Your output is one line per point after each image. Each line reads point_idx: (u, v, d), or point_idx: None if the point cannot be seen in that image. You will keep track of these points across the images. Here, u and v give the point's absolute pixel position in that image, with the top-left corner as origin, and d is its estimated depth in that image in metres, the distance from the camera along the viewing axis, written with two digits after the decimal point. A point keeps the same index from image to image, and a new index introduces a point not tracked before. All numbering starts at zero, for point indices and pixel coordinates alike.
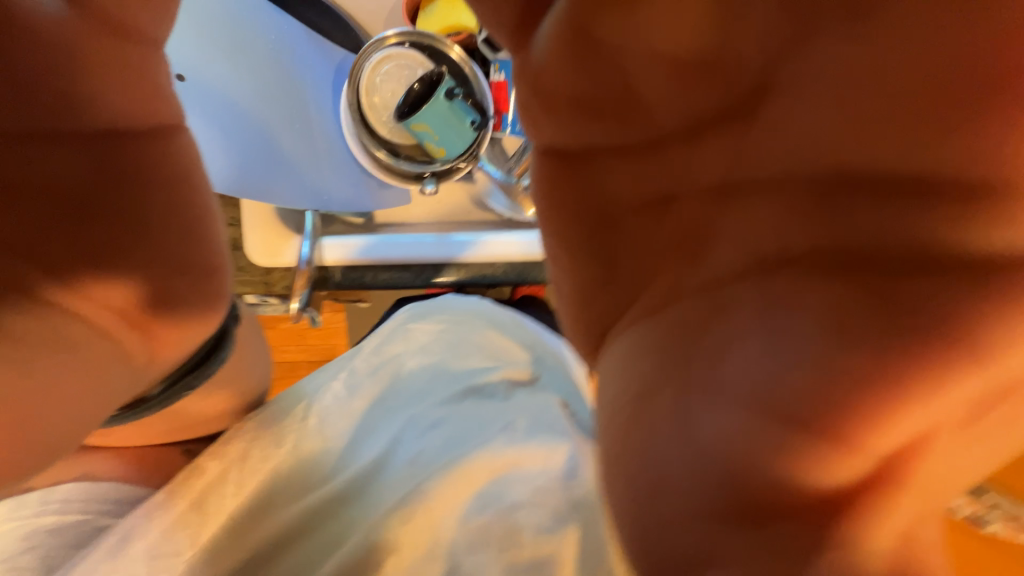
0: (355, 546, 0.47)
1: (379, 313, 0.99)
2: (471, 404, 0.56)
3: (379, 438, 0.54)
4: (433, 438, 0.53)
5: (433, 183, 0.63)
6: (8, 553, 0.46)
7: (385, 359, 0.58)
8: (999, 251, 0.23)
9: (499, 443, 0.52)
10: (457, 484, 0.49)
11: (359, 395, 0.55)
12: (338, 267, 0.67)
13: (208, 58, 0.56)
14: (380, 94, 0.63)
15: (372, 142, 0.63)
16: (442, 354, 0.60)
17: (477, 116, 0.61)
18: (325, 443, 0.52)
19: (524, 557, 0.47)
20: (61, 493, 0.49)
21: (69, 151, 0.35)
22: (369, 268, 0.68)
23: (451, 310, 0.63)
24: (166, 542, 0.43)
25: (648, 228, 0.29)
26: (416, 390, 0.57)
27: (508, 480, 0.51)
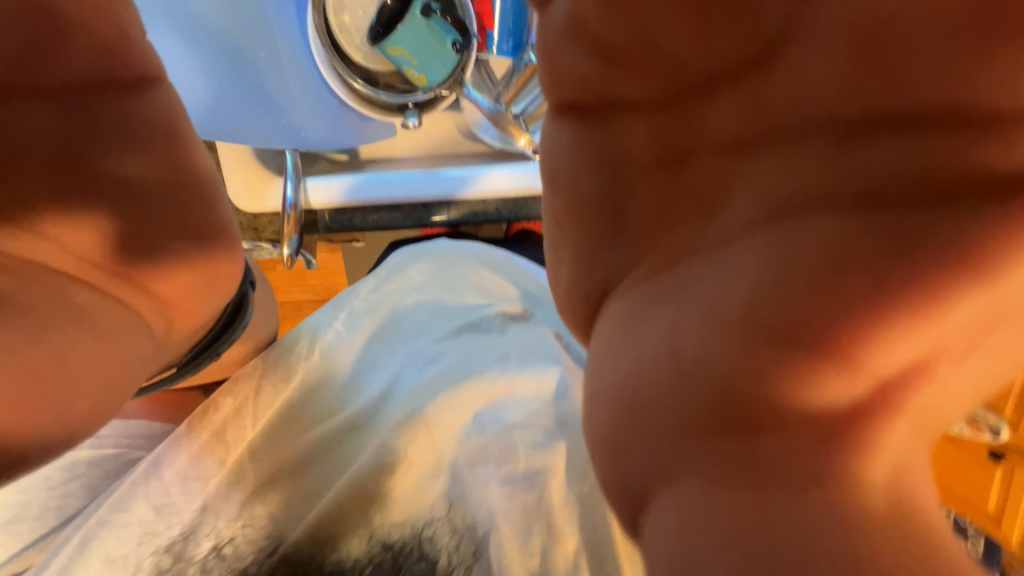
0: (365, 462, 0.50)
1: (375, 252, 1.00)
2: (468, 338, 0.58)
3: (384, 370, 0.57)
4: (433, 369, 0.56)
5: (415, 116, 0.60)
6: (52, 483, 0.53)
7: (383, 300, 0.60)
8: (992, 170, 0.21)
9: (495, 372, 0.56)
10: (458, 408, 0.53)
11: (362, 333, 0.58)
12: (326, 209, 0.65)
13: None
14: (350, 12, 0.57)
15: (348, 71, 0.59)
16: (438, 291, 0.61)
17: (458, 36, 0.55)
18: (332, 374, 0.55)
19: (519, 467, 0.52)
20: (93, 431, 0.55)
21: (42, 106, 0.38)
22: (358, 210, 0.66)
23: (438, 251, 0.62)
24: (198, 464, 0.49)
25: (654, 180, 0.32)
26: (416, 328, 0.60)
27: (503, 404, 0.55)
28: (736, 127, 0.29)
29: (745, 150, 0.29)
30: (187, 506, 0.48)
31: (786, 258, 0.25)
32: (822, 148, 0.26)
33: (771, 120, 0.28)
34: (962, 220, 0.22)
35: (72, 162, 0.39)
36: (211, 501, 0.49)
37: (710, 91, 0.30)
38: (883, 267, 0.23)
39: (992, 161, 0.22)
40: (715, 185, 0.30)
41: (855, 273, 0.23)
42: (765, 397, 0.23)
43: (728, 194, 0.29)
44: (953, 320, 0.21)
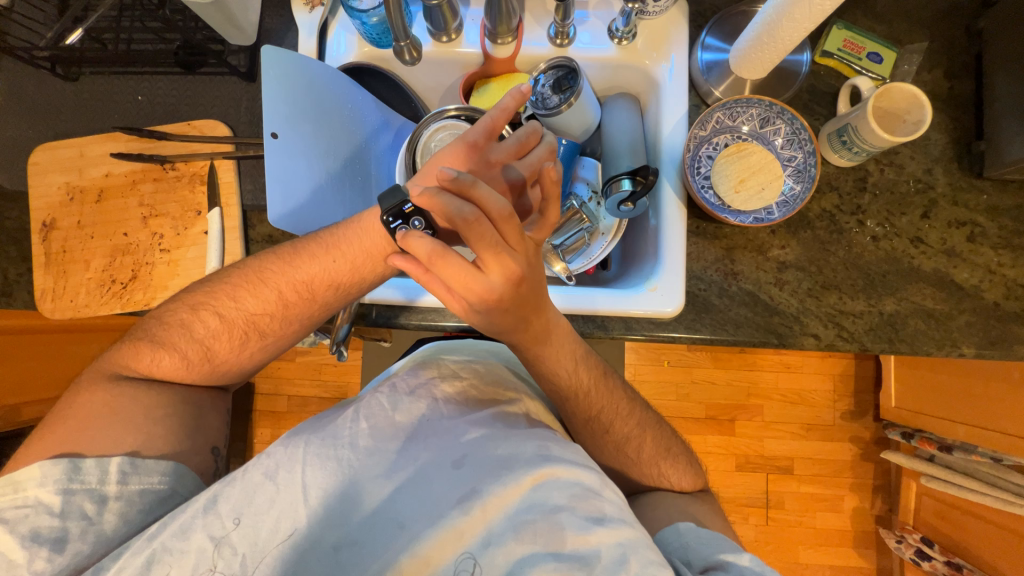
0: (421, 530, 0.48)
1: (399, 354, 1.03)
2: (507, 424, 0.56)
3: (418, 446, 0.53)
4: (473, 445, 0.53)
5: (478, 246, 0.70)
6: (87, 512, 0.50)
7: (425, 379, 0.59)
8: (484, 279, 0.51)
9: (531, 461, 0.51)
10: (499, 486, 0.50)
11: (402, 409, 0.56)
12: (375, 304, 0.73)
13: (286, 115, 0.65)
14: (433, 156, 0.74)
15: None
16: (476, 381, 0.61)
17: None
18: (369, 444, 0.52)
19: (566, 548, 0.47)
20: (117, 464, 0.52)
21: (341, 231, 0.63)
22: (402, 310, 0.73)
23: (472, 348, 0.68)
24: (250, 504, 0.49)
25: (500, 312, 0.54)
26: (454, 406, 0.57)
27: (547, 484, 0.50)
28: (521, 286, 0.53)
29: (530, 301, 0.54)
30: (239, 540, 0.48)
31: (510, 312, 0.54)
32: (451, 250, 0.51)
33: (458, 262, 0.51)
34: (475, 282, 0.51)
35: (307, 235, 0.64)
36: (261, 543, 0.48)
37: (476, 248, 0.51)
38: (524, 316, 0.55)
39: (472, 278, 0.51)
40: (525, 314, 0.55)
41: (534, 321, 0.56)
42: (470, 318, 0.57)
43: (525, 316, 0.55)
44: (447, 299, 0.55)
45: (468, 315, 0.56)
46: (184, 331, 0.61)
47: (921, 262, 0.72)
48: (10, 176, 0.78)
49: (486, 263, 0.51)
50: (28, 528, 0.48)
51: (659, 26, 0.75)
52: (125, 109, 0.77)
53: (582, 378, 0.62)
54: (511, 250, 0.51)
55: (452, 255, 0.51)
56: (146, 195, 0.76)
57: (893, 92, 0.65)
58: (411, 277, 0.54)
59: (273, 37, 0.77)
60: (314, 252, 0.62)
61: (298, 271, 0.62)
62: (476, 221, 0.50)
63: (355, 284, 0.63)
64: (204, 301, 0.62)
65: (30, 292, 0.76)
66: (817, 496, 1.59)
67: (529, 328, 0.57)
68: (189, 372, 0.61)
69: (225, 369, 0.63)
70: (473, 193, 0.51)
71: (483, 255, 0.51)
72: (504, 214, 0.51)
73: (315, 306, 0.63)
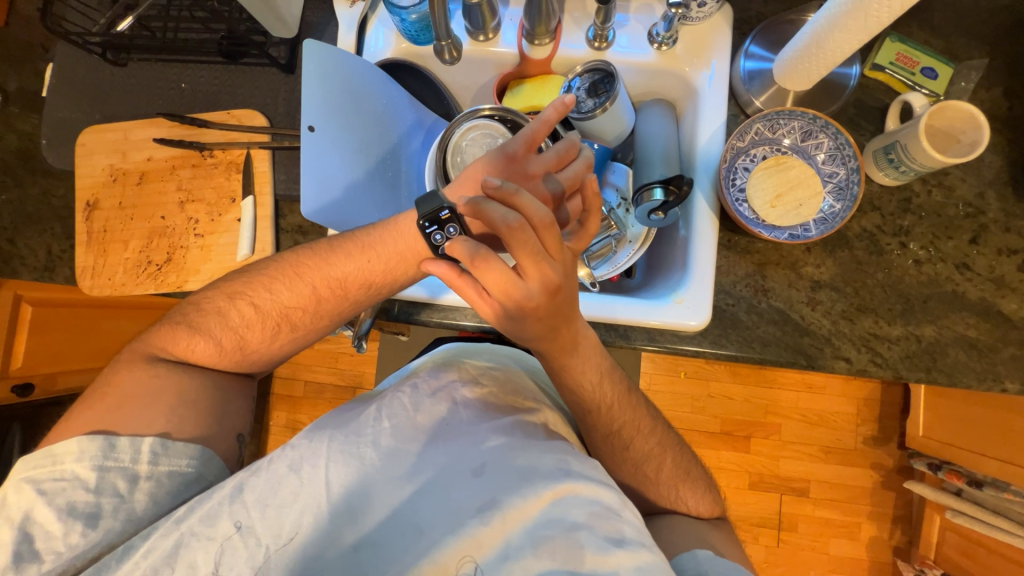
0: (439, 536, 0.48)
1: (416, 349, 1.04)
2: (526, 434, 0.56)
3: (438, 450, 0.53)
4: (492, 453, 0.53)
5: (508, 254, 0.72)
6: (118, 490, 0.52)
7: (447, 382, 0.59)
8: (522, 286, 0.51)
9: (552, 475, 0.51)
10: (519, 498, 0.49)
11: (424, 412, 0.56)
12: (398, 300, 0.73)
13: (323, 109, 0.65)
14: (463, 155, 0.74)
15: None
16: (497, 389, 0.60)
17: None
18: (391, 444, 0.53)
19: (583, 568, 0.47)
20: (148, 445, 0.54)
21: (378, 232, 0.63)
22: (425, 307, 0.73)
23: (496, 353, 0.68)
24: (273, 497, 0.50)
25: (531, 322, 0.53)
26: (476, 412, 0.57)
27: (566, 500, 0.50)
28: (558, 295, 0.52)
29: (562, 310, 0.54)
30: (262, 531, 0.49)
31: (542, 321, 0.53)
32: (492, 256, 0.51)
33: (498, 268, 0.50)
34: (512, 290, 0.51)
35: (345, 234, 0.65)
36: (282, 536, 0.49)
37: (516, 254, 0.51)
38: (553, 326, 0.54)
39: (511, 284, 0.51)
40: (556, 324, 0.54)
41: (562, 331, 0.56)
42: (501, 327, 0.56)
43: (554, 326, 0.55)
44: (481, 307, 0.55)
45: (502, 323, 0.55)
46: (220, 319, 0.63)
47: (967, 290, 0.68)
48: (58, 156, 0.82)
49: (525, 268, 0.50)
50: (65, 502, 0.50)
51: (701, 33, 0.73)
52: (169, 96, 0.79)
53: (602, 391, 0.61)
54: (551, 258, 0.51)
55: (494, 260, 0.50)
56: (184, 180, 0.78)
57: (948, 110, 0.62)
58: (445, 281, 0.53)
59: (314, 30, 0.78)
60: (350, 252, 0.63)
61: (333, 269, 0.63)
62: (519, 227, 0.50)
63: (386, 285, 0.64)
64: (241, 291, 0.64)
65: (72, 269, 0.80)
66: (832, 521, 1.54)
67: (559, 337, 0.56)
68: (223, 359, 0.63)
69: (256, 358, 0.65)
70: (515, 201, 0.51)
71: (523, 262, 0.51)
72: (546, 223, 0.51)
73: (346, 303, 0.64)
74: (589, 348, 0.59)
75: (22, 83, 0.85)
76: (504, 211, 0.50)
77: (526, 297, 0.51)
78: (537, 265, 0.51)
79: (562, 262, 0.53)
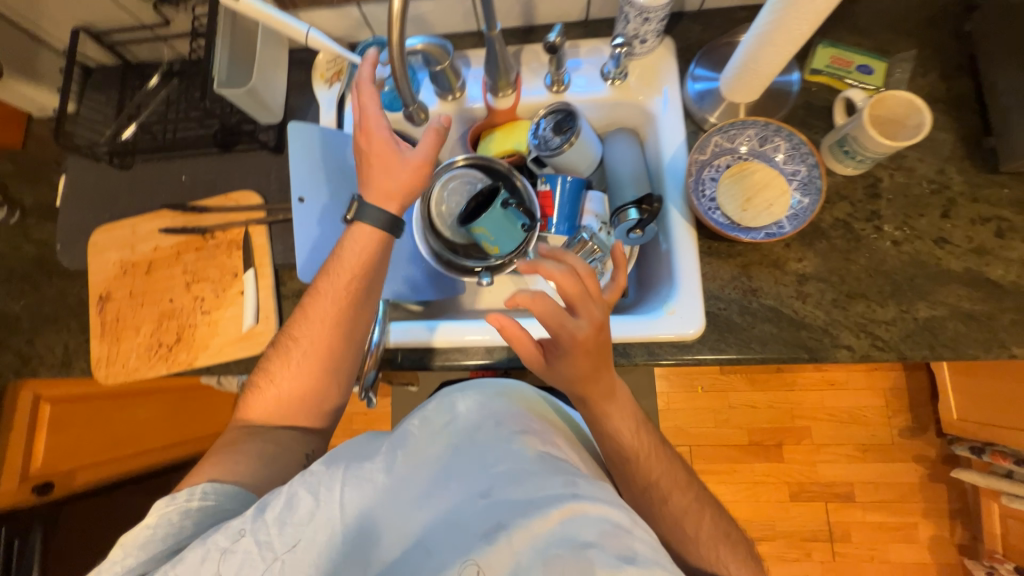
0: (447, 560, 0.46)
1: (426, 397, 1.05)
2: (535, 451, 0.55)
3: (449, 475, 0.53)
4: (502, 471, 0.52)
5: (486, 277, 0.78)
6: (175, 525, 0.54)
7: (458, 407, 0.60)
8: (575, 330, 0.53)
9: (557, 494, 0.50)
10: (527, 516, 0.48)
11: (436, 436, 0.57)
12: (399, 348, 0.76)
13: (312, 180, 0.74)
14: (446, 204, 0.80)
15: (435, 241, 0.80)
16: (507, 410, 0.61)
17: (526, 220, 0.76)
18: (404, 470, 0.53)
19: None
20: (200, 489, 0.58)
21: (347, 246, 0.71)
22: (426, 351, 0.76)
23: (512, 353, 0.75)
24: (286, 520, 0.49)
25: (575, 365, 0.56)
26: (484, 431, 0.57)
27: (575, 519, 0.48)
28: (604, 341, 0.56)
29: (605, 358, 0.57)
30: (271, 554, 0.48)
31: (590, 364, 0.56)
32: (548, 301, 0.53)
33: (554, 312, 0.53)
34: (565, 335, 0.54)
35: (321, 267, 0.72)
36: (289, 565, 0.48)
37: (569, 299, 0.54)
38: (596, 370, 0.57)
39: (565, 328, 0.53)
40: (596, 369, 0.57)
41: (603, 375, 0.58)
42: (547, 369, 0.59)
43: (593, 370, 0.57)
44: (530, 351, 0.57)
45: (549, 366, 0.58)
46: (267, 376, 0.69)
47: (950, 263, 0.70)
48: (72, 257, 0.87)
49: (577, 305, 0.53)
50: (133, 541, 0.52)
51: (648, 65, 0.80)
52: (171, 189, 0.86)
53: (606, 410, 0.61)
54: (599, 304, 0.55)
55: (549, 303, 0.52)
56: (189, 263, 0.82)
57: (888, 100, 0.66)
58: (505, 332, 0.53)
59: (298, 113, 0.85)
60: (324, 275, 0.69)
61: (319, 293, 0.69)
62: (573, 273, 0.54)
63: (363, 283, 0.69)
64: (274, 347, 0.71)
65: (88, 361, 0.83)
66: (885, 525, 1.46)
67: (594, 382, 0.58)
68: (248, 428, 0.68)
69: (309, 401, 0.70)
70: (562, 254, 0.57)
71: (574, 302, 0.53)
72: (587, 271, 0.56)
73: (334, 341, 0.69)
74: (609, 380, 0.59)
75: (40, 197, 0.93)
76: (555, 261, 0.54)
77: (581, 342, 0.54)
78: (586, 309, 0.54)
79: (605, 307, 0.56)
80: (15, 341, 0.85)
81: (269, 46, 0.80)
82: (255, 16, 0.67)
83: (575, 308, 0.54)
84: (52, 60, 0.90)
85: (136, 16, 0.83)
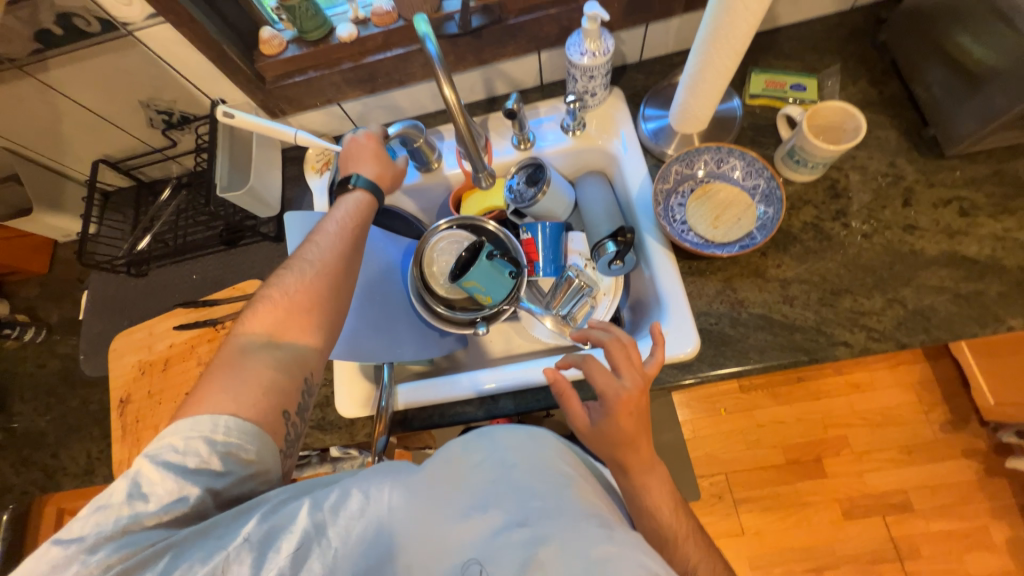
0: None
1: None
2: (571, 490, 0.47)
3: (479, 507, 0.45)
4: (535, 505, 0.45)
5: (484, 325, 0.82)
6: (205, 453, 0.49)
7: (493, 433, 0.53)
8: (617, 389, 0.60)
9: (594, 536, 0.42)
10: (566, 553, 0.41)
11: (473, 458, 0.50)
12: (409, 409, 0.78)
13: None
14: (437, 264, 0.85)
15: (432, 299, 0.85)
16: (544, 444, 0.52)
17: (512, 267, 0.80)
18: (434, 498, 0.46)
19: None
20: (224, 426, 0.50)
21: (336, 222, 0.69)
22: (435, 408, 0.78)
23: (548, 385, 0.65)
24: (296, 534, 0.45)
25: (618, 429, 0.60)
26: (524, 455, 0.50)
27: (614, 563, 0.40)
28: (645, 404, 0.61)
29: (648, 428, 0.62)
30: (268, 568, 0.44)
31: (634, 430, 0.60)
32: (595, 363, 0.63)
33: (599, 374, 0.61)
34: (610, 397, 0.60)
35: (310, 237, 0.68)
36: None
37: (615, 362, 0.62)
38: (632, 427, 0.60)
39: (608, 389, 0.60)
40: (637, 434, 0.60)
41: (635, 431, 0.60)
42: (593, 438, 0.62)
43: (628, 427, 0.60)
44: (581, 413, 0.64)
45: (594, 433, 0.62)
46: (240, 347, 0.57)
47: (924, 247, 0.72)
48: (95, 366, 0.92)
49: (620, 365, 0.61)
50: (163, 463, 0.48)
51: (602, 113, 0.88)
52: (184, 288, 0.93)
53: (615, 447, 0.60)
54: (641, 372, 0.62)
55: (593, 362, 0.62)
56: (203, 354, 0.87)
57: (822, 110, 0.72)
58: (556, 383, 0.64)
59: (294, 202, 0.93)
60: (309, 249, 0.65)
61: (303, 258, 0.64)
62: (623, 342, 0.64)
63: (355, 244, 0.68)
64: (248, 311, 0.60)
65: (110, 465, 0.85)
66: (952, 532, 1.35)
67: (636, 449, 0.61)
68: (245, 349, 0.56)
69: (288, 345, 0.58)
70: (611, 327, 0.67)
71: (618, 362, 0.62)
72: (631, 342, 0.64)
73: (341, 274, 0.64)
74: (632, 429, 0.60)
75: (65, 314, 1.00)
76: (608, 334, 0.66)
77: (624, 402, 0.59)
78: (631, 371, 0.61)
79: (648, 373, 0.63)
80: (41, 455, 0.88)
81: (263, 150, 0.89)
82: (248, 127, 0.75)
83: (622, 372, 0.61)
84: (74, 189, 1.00)
85: (148, 142, 0.94)
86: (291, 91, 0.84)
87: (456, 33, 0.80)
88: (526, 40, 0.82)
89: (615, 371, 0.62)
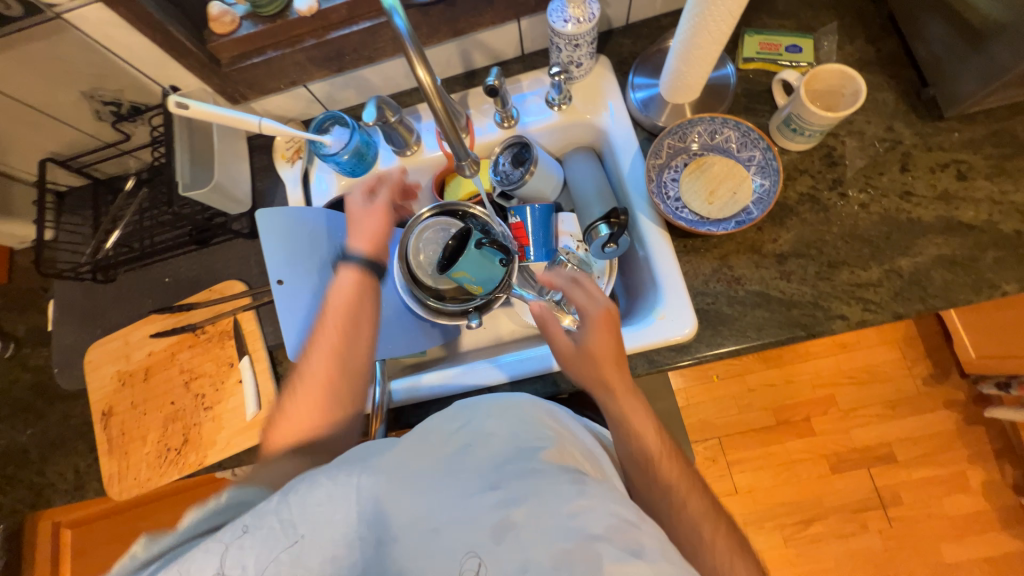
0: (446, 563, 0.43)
1: None
2: (544, 451, 0.50)
3: (454, 475, 0.47)
4: (509, 468, 0.47)
5: (475, 316, 0.79)
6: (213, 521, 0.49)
7: (466, 408, 0.55)
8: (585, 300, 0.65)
9: (567, 494, 0.45)
10: (537, 512, 0.44)
11: (451, 432, 0.52)
12: (404, 405, 0.77)
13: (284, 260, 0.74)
14: (423, 254, 0.81)
15: (420, 291, 0.81)
16: (518, 410, 0.55)
17: (503, 254, 0.75)
18: (410, 470, 0.47)
19: None
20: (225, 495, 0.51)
21: (343, 291, 0.70)
22: (431, 404, 0.77)
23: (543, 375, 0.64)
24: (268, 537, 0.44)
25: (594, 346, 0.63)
26: (497, 424, 0.52)
27: (583, 510, 0.44)
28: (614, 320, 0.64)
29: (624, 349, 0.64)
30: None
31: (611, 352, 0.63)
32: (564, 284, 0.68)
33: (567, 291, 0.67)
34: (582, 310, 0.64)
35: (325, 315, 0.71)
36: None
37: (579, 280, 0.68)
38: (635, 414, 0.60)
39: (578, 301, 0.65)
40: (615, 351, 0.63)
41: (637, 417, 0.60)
42: (580, 371, 0.64)
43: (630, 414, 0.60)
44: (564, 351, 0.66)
45: (578, 362, 0.64)
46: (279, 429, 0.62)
47: (921, 214, 0.70)
48: (70, 379, 0.88)
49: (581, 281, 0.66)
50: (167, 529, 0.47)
51: (589, 84, 0.82)
52: (157, 293, 0.88)
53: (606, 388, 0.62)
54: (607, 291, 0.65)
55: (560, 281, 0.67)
56: (184, 361, 0.83)
57: (821, 74, 0.68)
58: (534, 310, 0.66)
59: (266, 195, 0.88)
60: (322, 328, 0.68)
61: (321, 337, 0.68)
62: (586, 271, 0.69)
63: (357, 318, 0.68)
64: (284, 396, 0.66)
65: (99, 480, 0.83)
66: (932, 479, 1.42)
67: (615, 365, 0.62)
68: (281, 449, 0.60)
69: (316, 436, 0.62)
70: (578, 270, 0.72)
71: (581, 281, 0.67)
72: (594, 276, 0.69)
73: (347, 352, 0.66)
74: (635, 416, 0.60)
75: (32, 325, 0.95)
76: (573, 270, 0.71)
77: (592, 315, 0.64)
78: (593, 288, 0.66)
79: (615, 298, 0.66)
80: (27, 473, 0.85)
81: (227, 140, 0.83)
82: (204, 118, 0.68)
83: (587, 291, 0.66)
84: (23, 191, 0.93)
85: (98, 136, 0.87)
86: (250, 74, 0.77)
87: (427, 1, 0.73)
88: (504, 6, 0.76)
89: (581, 285, 0.67)
